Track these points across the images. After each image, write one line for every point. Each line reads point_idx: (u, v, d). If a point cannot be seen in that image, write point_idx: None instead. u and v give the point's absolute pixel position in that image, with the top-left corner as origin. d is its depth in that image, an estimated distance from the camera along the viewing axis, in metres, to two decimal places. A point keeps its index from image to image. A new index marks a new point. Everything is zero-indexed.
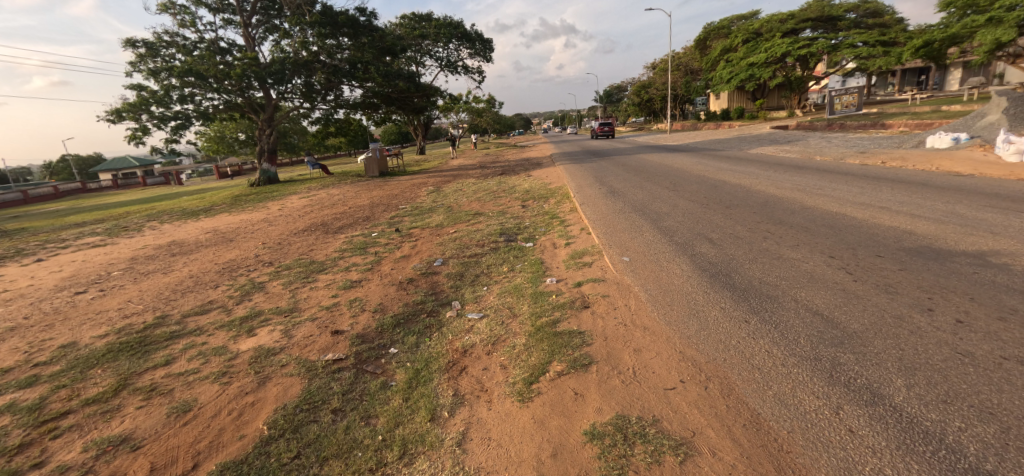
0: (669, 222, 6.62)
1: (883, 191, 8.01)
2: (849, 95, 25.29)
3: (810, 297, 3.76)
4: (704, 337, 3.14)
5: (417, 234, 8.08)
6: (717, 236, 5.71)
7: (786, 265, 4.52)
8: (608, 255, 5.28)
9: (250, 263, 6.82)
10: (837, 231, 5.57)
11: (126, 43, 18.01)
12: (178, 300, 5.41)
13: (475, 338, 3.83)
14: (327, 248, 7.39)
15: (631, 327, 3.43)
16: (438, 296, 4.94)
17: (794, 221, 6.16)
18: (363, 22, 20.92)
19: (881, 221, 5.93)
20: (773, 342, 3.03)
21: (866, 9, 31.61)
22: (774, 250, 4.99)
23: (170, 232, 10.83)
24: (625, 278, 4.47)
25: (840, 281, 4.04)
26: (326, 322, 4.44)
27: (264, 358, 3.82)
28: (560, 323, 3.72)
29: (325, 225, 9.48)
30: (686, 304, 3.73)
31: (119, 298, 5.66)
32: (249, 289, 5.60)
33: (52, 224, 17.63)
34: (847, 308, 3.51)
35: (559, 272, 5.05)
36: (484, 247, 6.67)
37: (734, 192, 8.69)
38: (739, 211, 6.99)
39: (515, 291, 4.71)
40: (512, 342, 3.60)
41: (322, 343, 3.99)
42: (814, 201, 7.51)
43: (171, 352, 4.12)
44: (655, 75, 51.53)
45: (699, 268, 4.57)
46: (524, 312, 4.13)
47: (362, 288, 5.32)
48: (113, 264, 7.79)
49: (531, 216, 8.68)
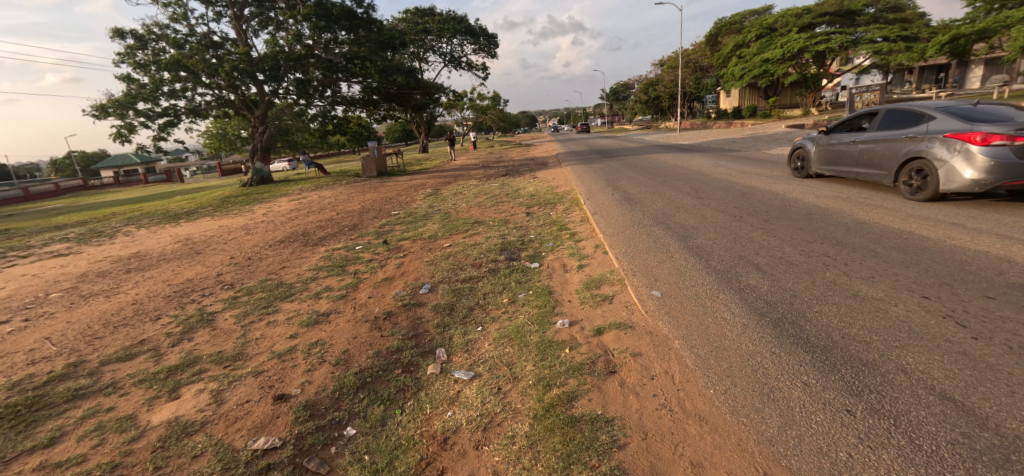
0: (701, 241, 5.54)
1: (945, 201, 6.91)
2: (870, 93, 23.58)
3: (924, 367, 2.74)
4: (797, 442, 2.17)
5: (406, 249, 7.05)
6: (764, 261, 4.64)
7: (871, 310, 3.47)
8: (632, 288, 4.22)
9: (207, 285, 5.81)
10: (915, 256, 4.52)
11: (113, 34, 17.15)
12: (103, 339, 4.40)
13: (460, 416, 2.83)
14: (301, 266, 6.39)
15: (679, 416, 2.43)
16: (419, 339, 3.92)
17: (855, 242, 5.11)
18: (360, 15, 19.85)
19: (965, 244, 4.84)
20: (906, 461, 2.04)
21: (886, 3, 30.38)
22: (845, 285, 3.94)
23: (141, 239, 9.89)
24: (660, 324, 3.43)
25: (954, 338, 3.01)
26: (270, 380, 3.43)
27: (175, 441, 2.83)
28: (577, 400, 2.69)
29: (305, 235, 8.46)
30: (750, 372, 2.72)
31: (38, 335, 4.65)
32: (193, 325, 4.59)
33: (35, 226, 16.73)
34: (985, 388, 2.51)
35: (572, 310, 4.02)
36: (481, 268, 5.62)
37: (767, 201, 7.63)
38: (782, 226, 5.95)
39: (517, 338, 3.67)
40: (510, 430, 2.58)
41: (257, 416, 2.99)
42: (867, 213, 6.42)
43: (62, 425, 3.15)
44: (663, 72, 50.11)
45: (753, 309, 3.55)
46: (527, 376, 3.09)
47: (327, 327, 4.29)
48: (60, 281, 6.80)
49: (537, 227, 7.65)
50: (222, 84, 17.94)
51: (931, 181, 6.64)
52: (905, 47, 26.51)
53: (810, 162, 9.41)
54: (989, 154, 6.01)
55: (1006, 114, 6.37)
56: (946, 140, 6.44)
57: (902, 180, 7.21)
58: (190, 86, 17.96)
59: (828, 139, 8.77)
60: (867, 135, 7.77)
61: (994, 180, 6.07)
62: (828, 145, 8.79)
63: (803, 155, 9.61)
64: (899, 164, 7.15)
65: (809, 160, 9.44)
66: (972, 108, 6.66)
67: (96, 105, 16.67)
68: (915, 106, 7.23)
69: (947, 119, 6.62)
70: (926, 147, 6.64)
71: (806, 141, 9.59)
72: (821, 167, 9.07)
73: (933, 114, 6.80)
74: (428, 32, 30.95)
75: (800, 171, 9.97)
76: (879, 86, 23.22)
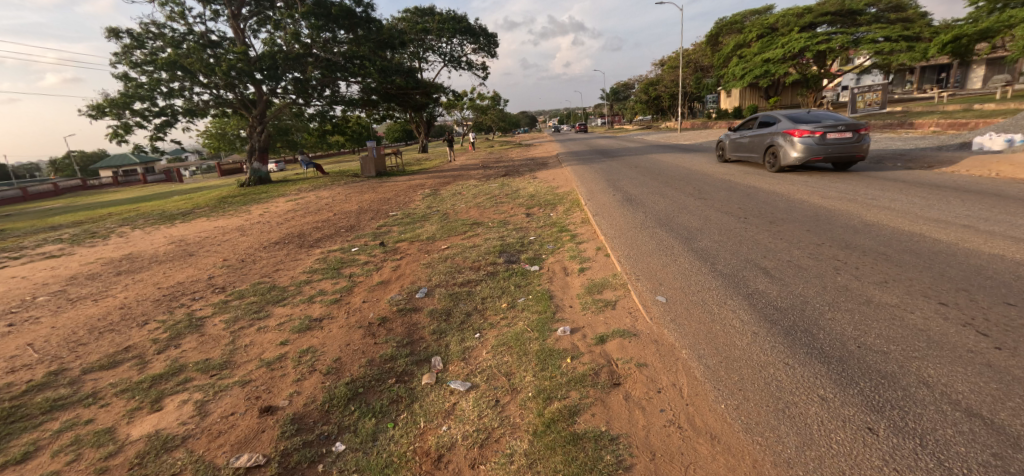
0: (706, 243, 5.38)
1: (954, 202, 6.75)
2: (873, 93, 23.30)
3: (947, 379, 2.59)
4: (817, 463, 2.04)
5: (403, 251, 6.89)
6: (772, 264, 4.49)
7: (886, 317, 3.31)
8: (635, 292, 4.07)
9: (197, 289, 5.65)
10: (929, 260, 4.36)
11: (109, 33, 17.00)
12: (87, 346, 4.25)
13: (456, 431, 2.67)
14: (296, 269, 6.23)
15: (689, 433, 2.29)
16: (414, 347, 3.76)
17: (864, 244, 4.95)
18: (360, 14, 19.69)
19: (978, 247, 4.68)
20: None
21: (888, 3, 30.17)
22: (858, 290, 3.79)
23: (135, 241, 9.72)
24: (665, 332, 3.28)
25: (976, 348, 2.87)
26: (258, 391, 3.27)
27: (154, 457, 2.69)
28: (579, 416, 2.53)
29: (301, 236, 8.29)
30: (762, 385, 2.57)
31: (20, 341, 4.49)
32: (181, 330, 4.44)
33: (30, 227, 16.56)
34: (1013, 403, 2.36)
35: (573, 316, 3.87)
36: (479, 271, 5.46)
37: (772, 202, 7.47)
38: (789, 228, 5.79)
39: (516, 346, 3.51)
40: (508, 448, 2.43)
41: (241, 430, 2.84)
42: (875, 214, 6.27)
43: (37, 438, 3.00)
44: (664, 72, 49.93)
45: (762, 315, 3.40)
46: (526, 387, 2.94)
47: (319, 333, 4.13)
48: (48, 284, 6.64)
49: (537, 228, 7.49)
50: (220, 83, 17.80)
51: (779, 159, 10.64)
52: (908, 47, 26.21)
53: (727, 150, 13.27)
54: (804, 141, 9.93)
55: (824, 117, 10.24)
56: (784, 134, 10.52)
57: (768, 160, 11.29)
58: (188, 85, 17.82)
59: (736, 135, 12.76)
60: (754, 132, 11.81)
61: (807, 157, 10.05)
62: (735, 137, 12.70)
63: (723, 144, 13.45)
64: (764, 149, 11.22)
65: (726, 148, 13.29)
66: (807, 115, 10.61)
67: (92, 105, 16.51)
68: (777, 113, 11.15)
69: (787, 121, 10.59)
70: (775, 137, 10.73)
71: (725, 135, 13.43)
72: (733, 154, 13.12)
73: (783, 118, 10.83)
74: (428, 32, 30.82)
75: (723, 157, 13.81)
76: (882, 86, 22.94)
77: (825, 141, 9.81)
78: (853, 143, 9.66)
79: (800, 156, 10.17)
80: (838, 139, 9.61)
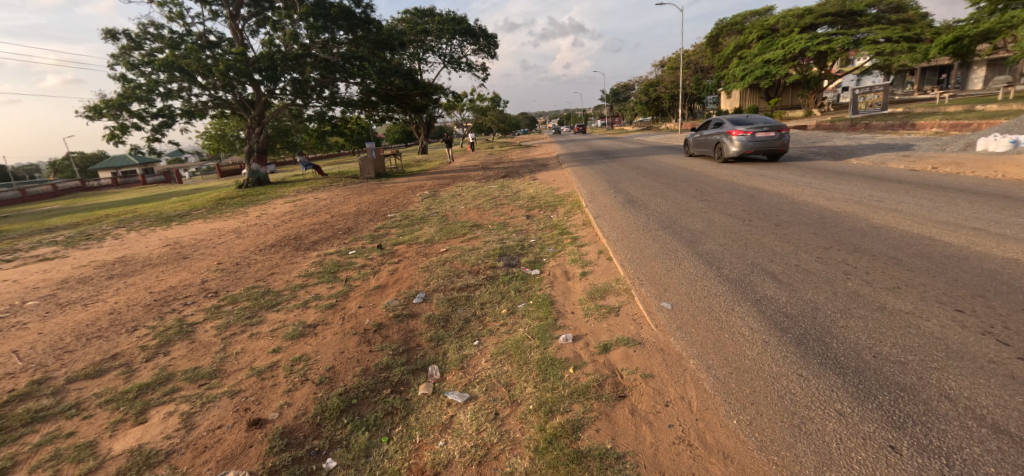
0: (710, 246, 5.25)
1: (962, 204, 6.62)
2: (874, 93, 23.18)
3: (970, 392, 2.46)
4: None
5: (401, 254, 6.76)
6: (780, 268, 4.36)
7: (902, 326, 3.18)
8: (639, 298, 3.94)
9: (190, 293, 5.52)
10: (941, 264, 4.23)
11: (106, 34, 16.88)
12: (74, 353, 4.12)
13: (453, 447, 2.54)
14: (291, 272, 6.10)
15: (701, 452, 2.17)
16: (411, 355, 3.63)
17: (873, 248, 4.82)
18: (359, 14, 19.56)
19: (991, 250, 4.55)
20: None
21: (889, 3, 30.09)
22: (869, 296, 3.66)
23: (129, 243, 9.58)
24: (671, 341, 3.15)
25: (997, 358, 2.74)
26: (246, 402, 3.14)
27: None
28: (583, 431, 2.41)
29: (297, 239, 8.16)
30: (775, 399, 2.44)
31: (6, 347, 4.36)
32: (171, 337, 4.31)
33: (26, 228, 16.42)
34: None
35: (575, 323, 3.74)
36: (478, 275, 5.32)
37: (776, 204, 7.35)
38: (795, 231, 5.67)
39: (516, 354, 3.38)
40: (508, 467, 2.31)
41: (228, 446, 2.71)
42: (882, 217, 6.15)
43: (15, 453, 2.87)
44: (664, 73, 49.85)
45: (772, 323, 3.27)
46: (527, 399, 2.81)
47: (312, 340, 4.00)
48: (38, 287, 6.51)
49: (537, 231, 7.37)
50: (218, 84, 17.69)
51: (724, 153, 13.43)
52: (909, 48, 26.07)
53: (690, 147, 16.07)
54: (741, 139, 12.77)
55: (758, 121, 13.09)
56: (727, 134, 13.39)
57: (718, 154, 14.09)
58: (186, 86, 17.70)
59: (697, 134, 15.56)
60: (708, 131, 14.64)
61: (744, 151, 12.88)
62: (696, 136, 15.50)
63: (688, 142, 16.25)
64: (714, 145, 14.00)
65: (690, 145, 16.11)
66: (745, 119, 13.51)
67: (89, 106, 16.38)
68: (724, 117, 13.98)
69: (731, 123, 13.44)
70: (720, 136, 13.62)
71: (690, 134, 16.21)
72: (695, 149, 15.98)
73: (727, 121, 13.69)
74: (427, 33, 30.73)
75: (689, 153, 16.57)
76: (883, 87, 22.83)
77: (755, 139, 12.70)
78: (776, 140, 12.46)
79: (737, 151, 13.01)
80: (765, 138, 12.42)
